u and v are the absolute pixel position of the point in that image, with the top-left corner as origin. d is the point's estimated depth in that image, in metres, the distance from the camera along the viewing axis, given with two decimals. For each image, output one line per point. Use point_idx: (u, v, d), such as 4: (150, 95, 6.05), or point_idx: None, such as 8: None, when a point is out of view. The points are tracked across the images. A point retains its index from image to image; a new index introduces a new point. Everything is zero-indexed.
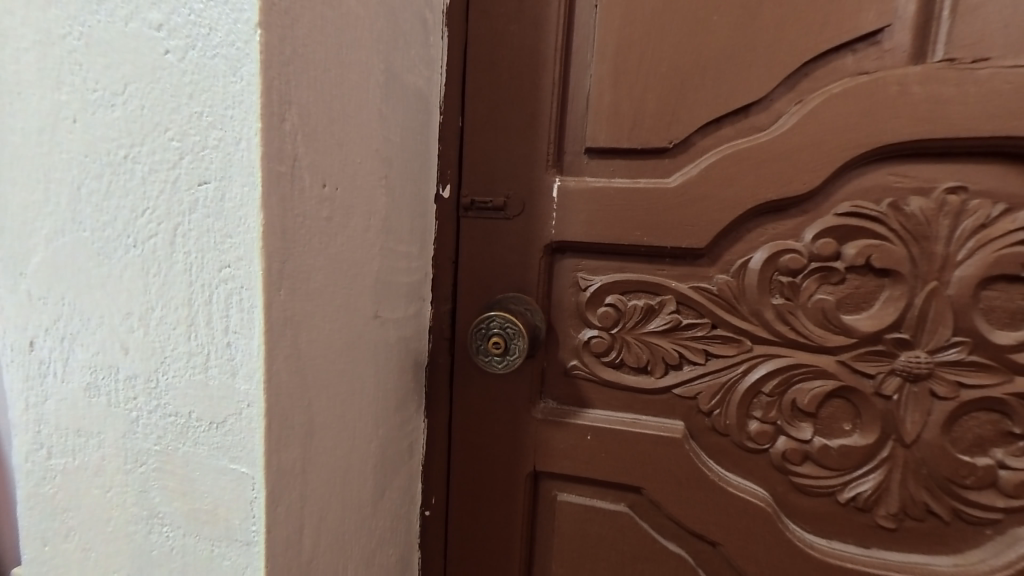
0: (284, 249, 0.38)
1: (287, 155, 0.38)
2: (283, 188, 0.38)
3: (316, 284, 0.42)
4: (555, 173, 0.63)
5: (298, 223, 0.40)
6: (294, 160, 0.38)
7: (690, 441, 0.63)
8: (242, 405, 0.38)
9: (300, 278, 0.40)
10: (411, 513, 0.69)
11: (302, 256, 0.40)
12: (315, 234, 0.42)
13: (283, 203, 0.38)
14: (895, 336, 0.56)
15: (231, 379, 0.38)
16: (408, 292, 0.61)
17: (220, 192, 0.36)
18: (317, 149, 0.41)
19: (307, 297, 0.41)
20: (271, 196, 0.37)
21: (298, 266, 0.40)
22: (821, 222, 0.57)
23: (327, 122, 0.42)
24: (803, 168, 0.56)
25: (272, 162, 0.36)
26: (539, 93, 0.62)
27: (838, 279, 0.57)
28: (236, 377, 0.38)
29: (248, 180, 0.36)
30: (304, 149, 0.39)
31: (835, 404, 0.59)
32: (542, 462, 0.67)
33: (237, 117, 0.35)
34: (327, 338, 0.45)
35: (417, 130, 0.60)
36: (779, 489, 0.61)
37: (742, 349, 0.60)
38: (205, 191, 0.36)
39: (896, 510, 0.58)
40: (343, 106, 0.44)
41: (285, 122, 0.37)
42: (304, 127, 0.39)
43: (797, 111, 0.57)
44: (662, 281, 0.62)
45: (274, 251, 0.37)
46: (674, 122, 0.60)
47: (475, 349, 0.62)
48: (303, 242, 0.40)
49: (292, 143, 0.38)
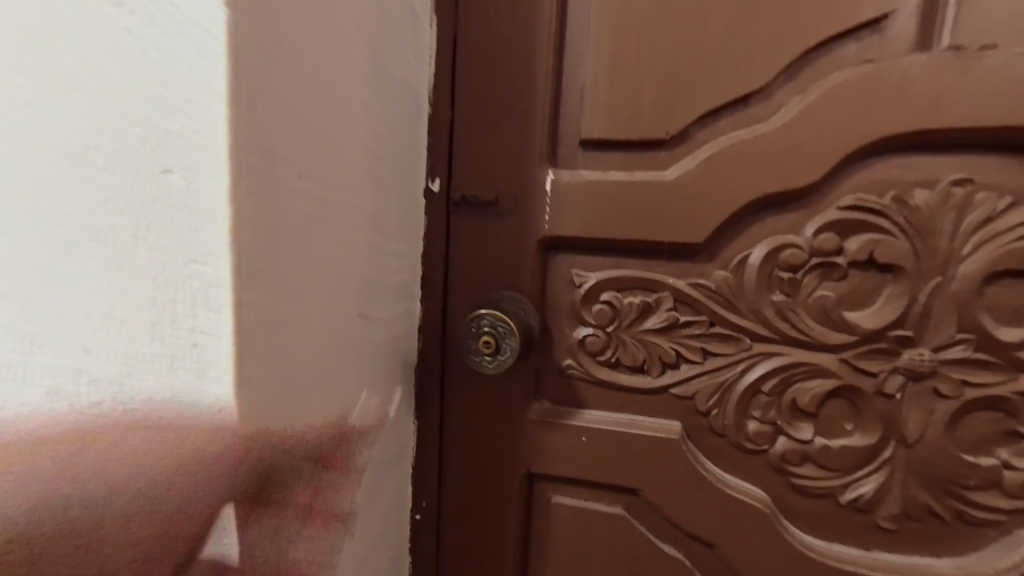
0: (263, 248, 0.37)
1: (260, 144, 0.35)
2: (256, 180, 0.35)
3: (293, 283, 0.40)
4: (549, 166, 0.61)
5: (275, 217, 0.37)
6: (269, 150, 0.36)
7: (687, 441, 0.61)
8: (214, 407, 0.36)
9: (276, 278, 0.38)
10: (403, 515, 0.67)
11: (279, 253, 0.38)
12: (291, 231, 0.39)
13: (257, 196, 0.36)
14: (898, 333, 0.54)
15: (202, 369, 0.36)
16: (397, 290, 0.59)
17: (185, 185, 0.34)
18: (293, 140, 0.39)
19: (290, 297, 0.40)
20: (241, 186, 0.34)
21: (278, 264, 0.38)
22: (822, 217, 0.55)
23: (304, 109, 0.40)
24: (804, 161, 0.54)
25: (244, 150, 0.34)
26: (532, 84, 0.60)
27: (840, 275, 0.55)
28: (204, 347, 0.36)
29: (214, 173, 0.33)
30: (279, 138, 0.37)
31: (836, 404, 0.57)
32: (537, 464, 0.65)
33: (204, 103, 0.33)
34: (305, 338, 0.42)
35: (406, 121, 0.58)
36: (778, 491, 0.60)
37: (741, 348, 0.58)
38: (167, 183, 0.34)
39: (897, 512, 0.56)
40: (327, 96, 0.42)
41: (258, 110, 0.35)
42: (277, 114, 0.37)
43: (798, 102, 0.55)
44: (658, 278, 0.60)
45: (249, 250, 0.35)
46: (671, 114, 0.58)
47: (467, 347, 0.61)
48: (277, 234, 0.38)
49: (266, 132, 0.36)
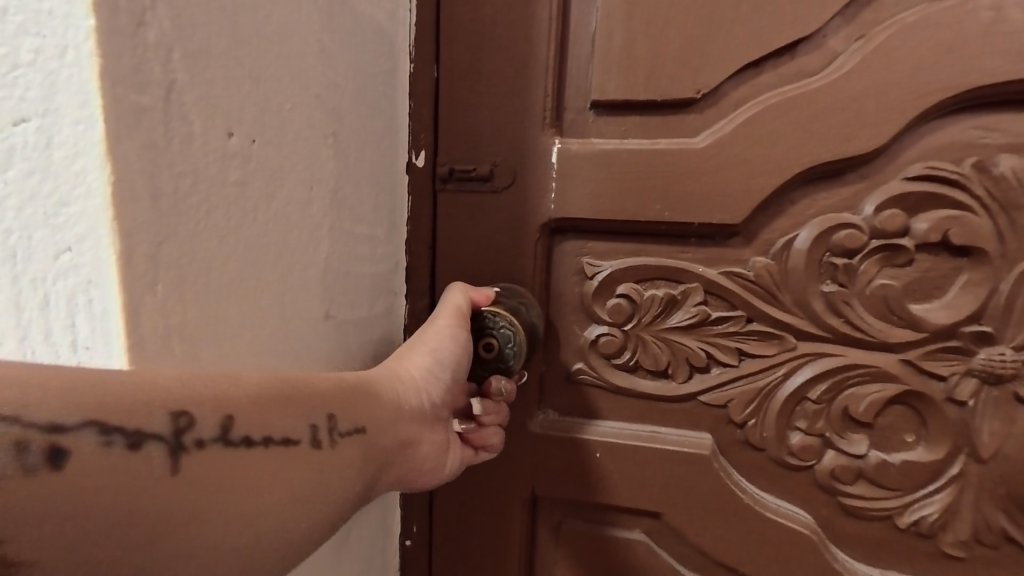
0: (159, 224, 0.29)
1: (156, 79, 0.28)
2: (154, 135, 0.29)
3: (217, 263, 0.33)
4: (553, 134, 0.51)
5: (185, 182, 0.31)
6: (171, 89, 0.29)
7: (718, 458, 0.52)
8: (31, 472, 0.24)
9: (178, 261, 0.30)
10: (388, 541, 0.59)
11: (179, 234, 0.30)
12: (217, 199, 0.33)
13: (145, 149, 0.28)
14: (974, 329, 0.45)
15: (312, 499, 0.34)
16: (374, 286, 0.51)
17: (74, 298, 0.29)
18: (209, 78, 0.31)
19: (207, 289, 0.32)
20: (125, 141, 0.28)
21: (185, 252, 0.31)
22: (886, 190, 0.46)
23: (228, 53, 0.32)
24: (866, 119, 0.45)
25: (125, 87, 0.27)
26: (533, 33, 0.50)
27: (905, 261, 0.46)
28: (302, 478, 0.34)
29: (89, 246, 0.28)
30: (184, 74, 0.30)
31: (896, 412, 0.48)
32: (542, 484, 0.56)
33: (69, 35, 0.26)
34: (239, 326, 0.35)
35: (379, 82, 0.49)
36: (825, 512, 0.51)
37: (783, 348, 0.49)
38: (59, 300, 0.29)
39: (967, 537, 0.48)
40: (263, 40, 0.35)
41: (164, 50, 0.29)
42: (192, 60, 0.30)
43: (857, 50, 0.45)
44: (685, 267, 0.50)
45: (136, 226, 0.28)
46: (703, 66, 0.47)
47: (473, 372, 0.50)
48: (198, 204, 0.31)
49: (164, 63, 0.29)
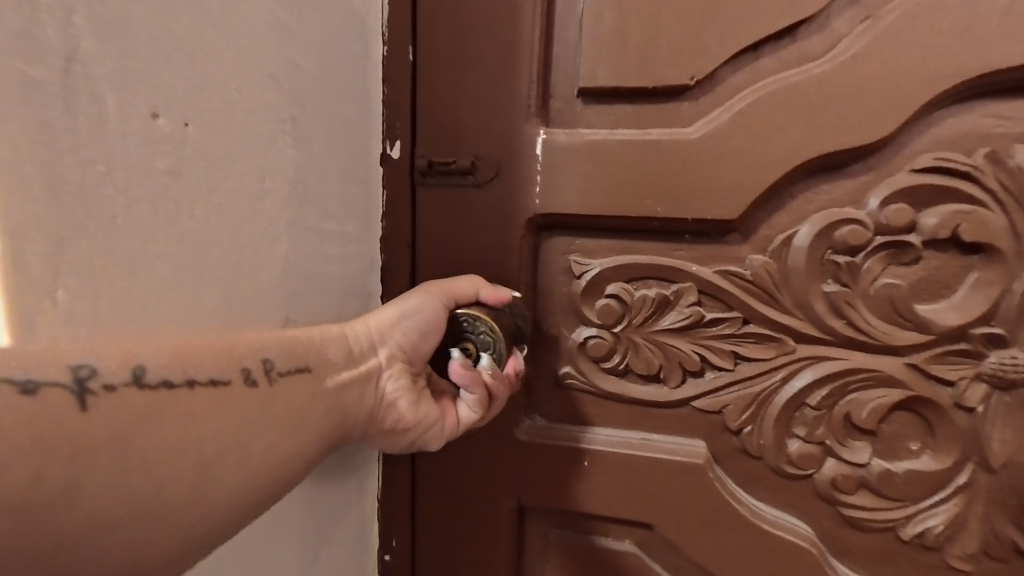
0: (63, 213, 0.27)
1: (58, 46, 0.26)
2: (51, 112, 0.26)
3: (144, 258, 0.31)
4: (538, 123, 0.48)
5: (93, 167, 0.28)
6: (74, 59, 0.27)
7: (713, 466, 0.50)
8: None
9: (87, 255, 0.28)
10: (366, 555, 0.57)
11: (84, 226, 0.28)
12: (140, 190, 0.30)
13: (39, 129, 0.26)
14: (986, 331, 0.43)
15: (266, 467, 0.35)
16: (344, 287, 0.48)
17: None
18: (126, 46, 0.29)
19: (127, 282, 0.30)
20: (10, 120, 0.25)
21: (93, 244, 0.28)
22: (893, 183, 0.43)
23: (150, 17, 0.30)
24: (872, 107, 0.42)
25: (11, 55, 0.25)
26: (516, 15, 0.46)
27: (912, 259, 0.43)
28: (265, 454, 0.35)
29: None
30: (90, 41, 0.27)
31: (900, 418, 0.46)
32: (528, 494, 0.53)
33: None
34: (170, 323, 0.33)
35: (347, 65, 0.46)
36: (826, 524, 0.49)
37: (782, 351, 0.47)
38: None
39: (975, 550, 0.45)
40: (201, 16, 0.33)
41: (62, 12, 0.26)
42: (100, 25, 0.28)
43: (863, 33, 0.42)
44: (678, 266, 0.48)
45: (30, 215, 0.26)
46: (699, 50, 0.44)
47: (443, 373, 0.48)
48: (113, 192, 0.29)
49: (61, 27, 0.26)
